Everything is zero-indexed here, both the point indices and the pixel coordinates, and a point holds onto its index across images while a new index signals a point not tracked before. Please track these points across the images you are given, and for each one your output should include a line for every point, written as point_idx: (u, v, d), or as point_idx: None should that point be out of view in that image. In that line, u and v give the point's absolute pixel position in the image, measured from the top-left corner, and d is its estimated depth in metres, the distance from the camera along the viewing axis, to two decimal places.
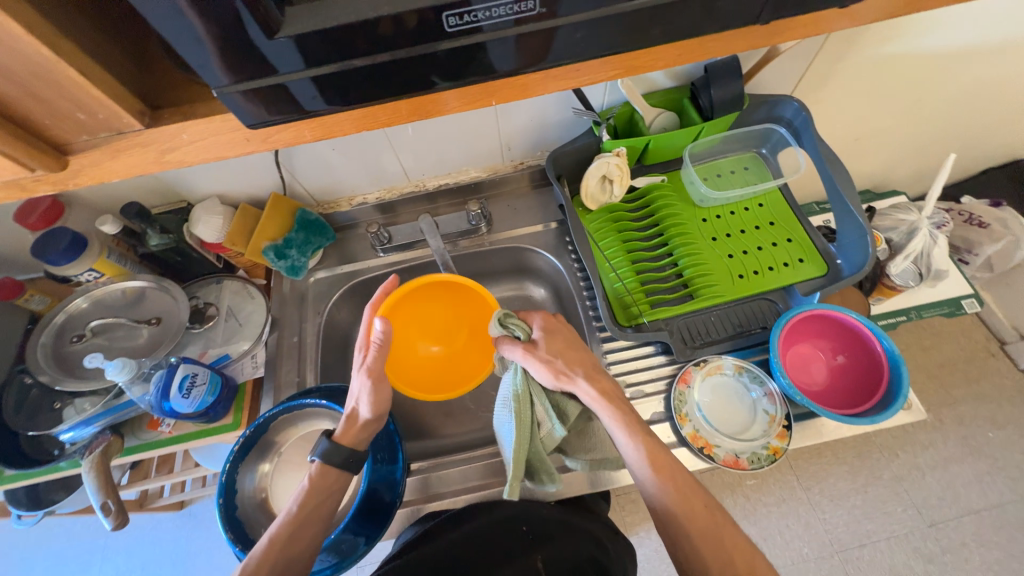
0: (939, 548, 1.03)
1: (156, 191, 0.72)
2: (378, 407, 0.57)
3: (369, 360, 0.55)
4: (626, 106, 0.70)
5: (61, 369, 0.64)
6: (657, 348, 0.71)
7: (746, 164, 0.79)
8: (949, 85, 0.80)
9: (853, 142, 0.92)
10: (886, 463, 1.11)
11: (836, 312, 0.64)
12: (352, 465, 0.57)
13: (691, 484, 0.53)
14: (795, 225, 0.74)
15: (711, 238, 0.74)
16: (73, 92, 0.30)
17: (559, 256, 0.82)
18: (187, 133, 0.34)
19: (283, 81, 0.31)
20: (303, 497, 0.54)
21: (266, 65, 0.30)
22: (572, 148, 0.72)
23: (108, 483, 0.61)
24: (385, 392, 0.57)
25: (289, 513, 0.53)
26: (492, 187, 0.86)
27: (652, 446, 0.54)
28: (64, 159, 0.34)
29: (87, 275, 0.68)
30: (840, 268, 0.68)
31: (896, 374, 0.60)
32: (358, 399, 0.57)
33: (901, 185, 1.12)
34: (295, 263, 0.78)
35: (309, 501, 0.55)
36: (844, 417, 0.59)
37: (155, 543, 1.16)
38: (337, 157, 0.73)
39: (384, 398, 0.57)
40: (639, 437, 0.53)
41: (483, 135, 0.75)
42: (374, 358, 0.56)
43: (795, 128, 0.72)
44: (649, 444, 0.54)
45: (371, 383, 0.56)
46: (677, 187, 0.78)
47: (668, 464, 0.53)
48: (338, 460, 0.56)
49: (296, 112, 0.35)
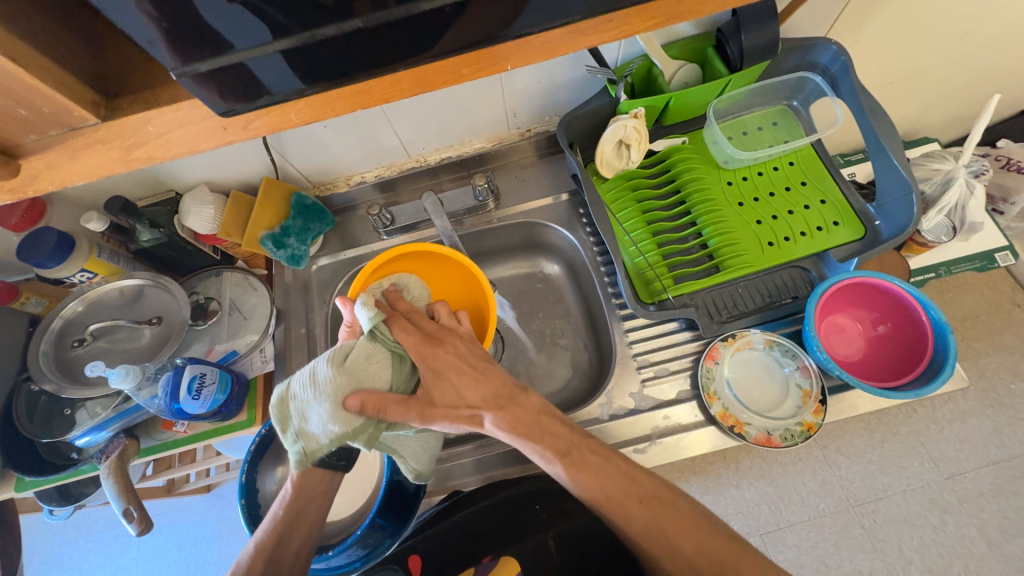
0: (955, 499, 1.00)
1: (141, 182, 0.67)
2: None
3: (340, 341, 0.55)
4: (645, 60, 0.63)
5: (66, 376, 0.61)
6: (681, 324, 0.67)
7: (775, 119, 0.72)
8: (1001, 15, 0.71)
9: (886, 87, 0.84)
10: (904, 419, 1.05)
11: (881, 280, 0.60)
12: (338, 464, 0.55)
13: (617, 474, 0.50)
14: (830, 184, 0.68)
15: (737, 203, 0.69)
16: (9, 85, 0.25)
17: (573, 231, 0.77)
18: (153, 125, 0.30)
19: (242, 60, 0.27)
20: (287, 502, 0.52)
21: (225, 38, 0.26)
22: (585, 112, 0.66)
23: (128, 486, 0.61)
24: None
25: (275, 515, 0.52)
26: (497, 158, 0.80)
27: (565, 445, 0.51)
28: (14, 164, 0.30)
29: (79, 276, 0.65)
30: (879, 230, 0.63)
31: (943, 342, 0.56)
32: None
33: (933, 133, 1.04)
34: (295, 252, 0.73)
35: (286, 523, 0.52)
36: (884, 390, 0.56)
37: (185, 523, 1.20)
38: (329, 135, 0.67)
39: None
40: (550, 448, 0.50)
41: (486, 102, 0.68)
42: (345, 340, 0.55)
43: (831, 75, 0.65)
44: (561, 444, 0.51)
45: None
46: (698, 149, 0.72)
47: (602, 478, 0.50)
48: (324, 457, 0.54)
49: (265, 97, 0.30)
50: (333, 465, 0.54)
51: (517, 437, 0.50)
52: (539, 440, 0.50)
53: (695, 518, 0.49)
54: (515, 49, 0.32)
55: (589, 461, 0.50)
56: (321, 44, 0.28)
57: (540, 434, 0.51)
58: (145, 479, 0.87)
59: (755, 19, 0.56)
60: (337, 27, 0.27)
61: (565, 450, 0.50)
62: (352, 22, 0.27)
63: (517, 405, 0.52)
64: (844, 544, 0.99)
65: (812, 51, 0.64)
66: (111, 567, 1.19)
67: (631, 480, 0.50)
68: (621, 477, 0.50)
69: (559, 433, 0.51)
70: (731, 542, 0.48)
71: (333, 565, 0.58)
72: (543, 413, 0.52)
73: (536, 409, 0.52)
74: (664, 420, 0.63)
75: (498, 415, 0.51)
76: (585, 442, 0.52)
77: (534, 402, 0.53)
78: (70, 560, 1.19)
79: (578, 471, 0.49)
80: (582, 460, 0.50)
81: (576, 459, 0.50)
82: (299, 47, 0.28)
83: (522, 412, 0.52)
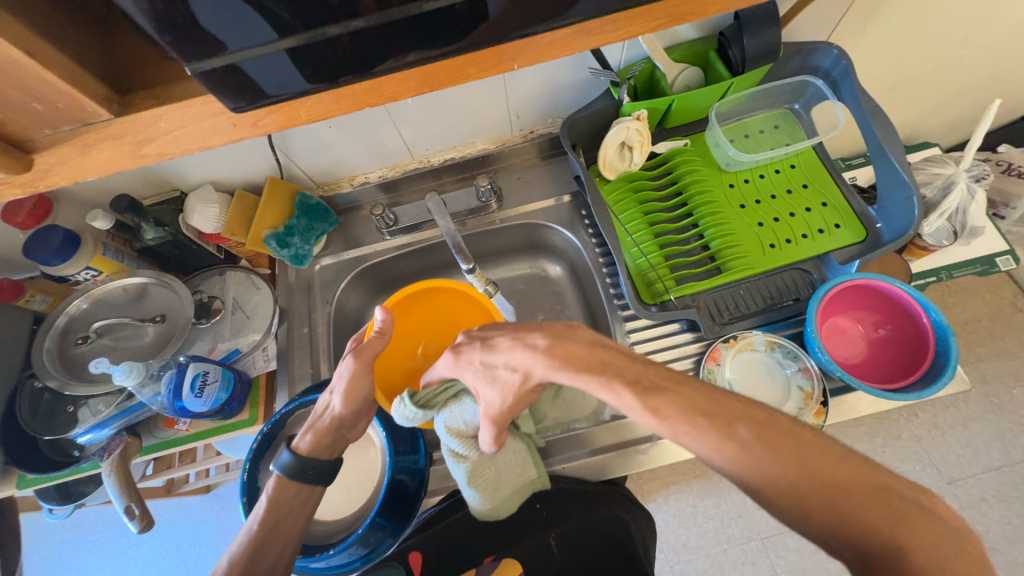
0: (958, 504, 1.00)
1: (148, 181, 0.68)
2: (352, 401, 0.54)
3: (366, 345, 0.55)
4: (648, 63, 0.64)
5: (70, 373, 0.62)
6: (682, 325, 0.67)
7: (776, 122, 0.73)
8: (1002, 20, 0.72)
9: (887, 92, 0.85)
10: (905, 423, 1.06)
11: (882, 282, 0.60)
12: (315, 477, 0.54)
13: (697, 395, 0.41)
14: (832, 187, 0.68)
15: (739, 206, 0.69)
16: (23, 79, 0.26)
17: (575, 232, 0.77)
18: (164, 121, 0.30)
19: (252, 55, 0.28)
20: (263, 516, 0.51)
21: (232, 35, 0.26)
22: (588, 113, 0.67)
23: (130, 484, 0.60)
24: (364, 385, 0.55)
25: (250, 530, 0.51)
26: (500, 159, 0.81)
27: (631, 375, 0.44)
28: (27, 158, 0.30)
29: (84, 274, 0.65)
30: (880, 233, 0.63)
31: (944, 344, 0.56)
32: (333, 390, 0.55)
33: (934, 138, 1.05)
34: (299, 251, 0.74)
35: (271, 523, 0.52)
36: (886, 393, 0.56)
37: (185, 524, 1.20)
38: (335, 135, 0.68)
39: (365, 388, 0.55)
40: (616, 378, 0.43)
41: (490, 103, 0.69)
42: (369, 346, 0.55)
43: (833, 80, 0.66)
44: (627, 373, 0.44)
45: (354, 376, 0.54)
46: (700, 151, 0.72)
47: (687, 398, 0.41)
48: (298, 470, 0.53)
49: (270, 96, 0.31)
50: (308, 480, 0.53)
51: (574, 373, 0.45)
52: (600, 372, 0.44)
53: (798, 434, 0.38)
54: (520, 49, 0.33)
55: (662, 386, 0.42)
56: (325, 43, 0.28)
57: (597, 367, 0.45)
58: (147, 478, 0.87)
59: (758, 23, 0.56)
60: (346, 26, 0.28)
61: (628, 376, 0.44)
62: (359, 22, 0.28)
63: (571, 342, 0.48)
64: None
65: (813, 55, 0.65)
66: (110, 567, 1.18)
67: (713, 403, 0.40)
68: (702, 397, 0.41)
69: (620, 364, 0.45)
70: (843, 457, 0.37)
71: (331, 565, 0.57)
72: (591, 346, 0.47)
73: (587, 343, 0.48)
74: None
75: (543, 355, 0.47)
76: (648, 371, 0.44)
77: (584, 336, 0.49)
78: (70, 560, 1.19)
79: (653, 398, 0.41)
80: (650, 388, 0.42)
81: (648, 386, 0.42)
82: (307, 45, 0.28)
83: (570, 345, 0.47)
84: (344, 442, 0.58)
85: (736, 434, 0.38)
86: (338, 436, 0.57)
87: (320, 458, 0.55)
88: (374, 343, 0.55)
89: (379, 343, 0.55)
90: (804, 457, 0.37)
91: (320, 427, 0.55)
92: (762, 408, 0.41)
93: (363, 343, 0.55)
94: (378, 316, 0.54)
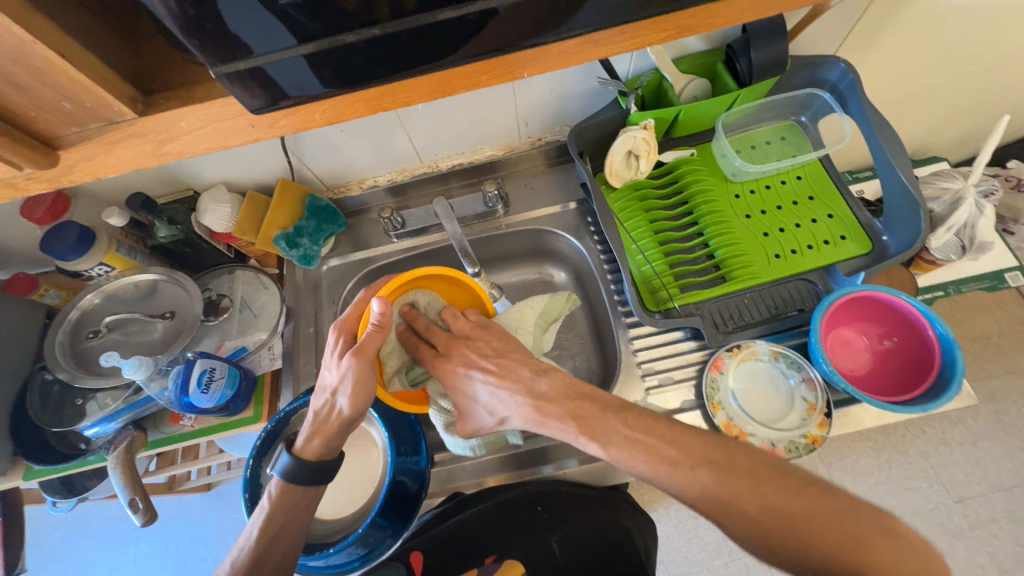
0: (965, 523, 0.98)
1: (163, 180, 0.69)
2: (359, 400, 0.53)
3: (364, 342, 0.52)
4: (656, 74, 0.65)
5: (80, 366, 0.63)
6: (686, 333, 0.68)
7: (783, 134, 0.73)
8: (1010, 37, 0.72)
9: (895, 106, 0.85)
10: (912, 439, 1.05)
11: (886, 294, 0.60)
12: (318, 478, 0.54)
13: (659, 441, 0.45)
14: (838, 199, 0.68)
15: (745, 216, 0.69)
16: (55, 78, 0.27)
17: (581, 238, 0.78)
18: (186, 121, 0.31)
19: (272, 59, 0.29)
20: (264, 521, 0.52)
21: (250, 42, 0.27)
22: (595, 122, 0.68)
23: (135, 478, 0.61)
24: (370, 384, 0.53)
25: (251, 535, 0.52)
26: (508, 165, 0.82)
27: (598, 427, 0.47)
28: (53, 154, 0.31)
29: (98, 269, 0.67)
30: (886, 246, 0.63)
31: (950, 358, 0.56)
32: (336, 390, 0.53)
33: (942, 153, 1.04)
34: (308, 252, 0.75)
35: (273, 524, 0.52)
36: (891, 405, 0.56)
37: (186, 522, 1.20)
38: (346, 139, 0.69)
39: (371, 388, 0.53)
40: (585, 430, 0.47)
41: (499, 110, 0.70)
42: (368, 341, 0.53)
43: (840, 93, 0.66)
44: (593, 423, 0.47)
45: (356, 374, 0.52)
46: (706, 161, 0.73)
47: (642, 445, 0.45)
48: (305, 473, 0.53)
49: (283, 99, 0.32)
50: (310, 480, 0.53)
51: (549, 427, 0.49)
52: (574, 424, 0.47)
53: (757, 472, 0.42)
54: (530, 56, 0.33)
55: (623, 434, 0.46)
56: (340, 48, 0.29)
57: (570, 418, 0.48)
58: (150, 474, 0.87)
59: (765, 37, 0.57)
60: (363, 33, 0.29)
61: (591, 427, 0.47)
62: (376, 29, 0.29)
63: (546, 385, 0.51)
64: None
65: (821, 68, 0.65)
66: (110, 563, 1.19)
67: (677, 447, 0.44)
68: (666, 442, 0.45)
69: (592, 417, 0.48)
70: (801, 488, 0.41)
71: (330, 564, 0.57)
72: (567, 393, 0.50)
73: (561, 389, 0.50)
74: None
75: (522, 408, 0.51)
76: (617, 419, 0.47)
77: (558, 386, 0.51)
78: (71, 554, 1.20)
79: (616, 449, 0.45)
80: (616, 436, 0.46)
81: (607, 437, 0.46)
82: (325, 51, 0.29)
83: (546, 394, 0.51)
84: (346, 436, 0.56)
85: (698, 476, 0.42)
86: (343, 433, 0.55)
87: (324, 458, 0.55)
88: (372, 338, 0.53)
89: (378, 338, 0.52)
90: (761, 493, 0.41)
91: (327, 430, 0.54)
92: (723, 450, 0.44)
93: (361, 340, 0.53)
94: (376, 307, 0.51)
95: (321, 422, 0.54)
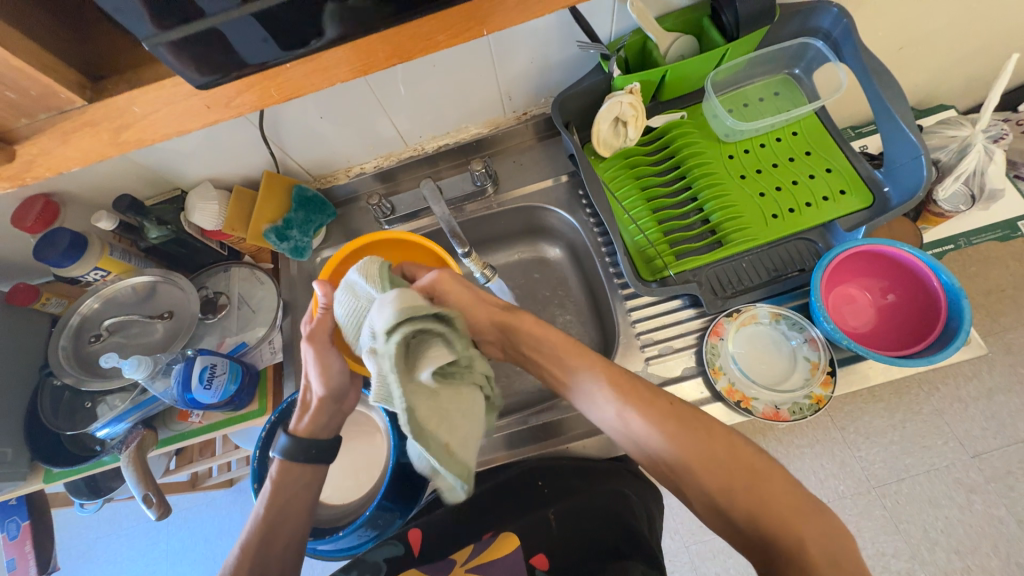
0: (983, 478, 0.97)
1: (147, 180, 0.69)
2: (328, 379, 0.53)
3: (311, 327, 0.52)
4: (638, 33, 0.63)
5: (85, 370, 0.64)
6: (685, 301, 0.66)
7: (776, 89, 0.71)
8: None
9: (896, 53, 0.81)
10: (926, 397, 1.03)
11: (887, 246, 0.58)
12: (316, 456, 0.55)
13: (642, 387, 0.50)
14: (836, 153, 0.66)
15: (740, 176, 0.67)
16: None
17: (573, 212, 0.76)
18: (138, 105, 0.31)
19: (214, 25, 0.27)
20: (267, 499, 0.52)
21: (188, 6, 0.26)
22: (580, 90, 0.66)
23: (147, 475, 0.62)
24: (331, 360, 0.53)
25: (256, 518, 0.52)
26: (495, 143, 0.80)
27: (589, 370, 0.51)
28: (10, 149, 0.31)
29: (94, 274, 0.67)
30: (888, 197, 0.61)
31: (956, 306, 0.54)
32: (308, 375, 0.55)
33: (948, 101, 1.00)
34: (298, 244, 0.74)
35: (275, 508, 0.52)
36: (897, 359, 0.54)
37: (211, 518, 1.23)
38: (327, 126, 0.68)
39: (335, 368, 0.54)
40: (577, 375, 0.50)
41: (479, 84, 0.68)
42: (319, 324, 0.53)
43: (834, 40, 0.63)
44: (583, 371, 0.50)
45: (318, 353, 0.53)
46: (698, 124, 0.71)
47: (628, 387, 0.49)
48: (302, 452, 0.54)
49: (237, 68, 0.31)
50: (312, 461, 0.54)
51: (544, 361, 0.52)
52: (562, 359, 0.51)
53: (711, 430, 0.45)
54: (491, 11, 0.32)
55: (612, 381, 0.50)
56: (286, 6, 0.28)
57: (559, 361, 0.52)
58: (169, 472, 0.89)
59: None
60: None
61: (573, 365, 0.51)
62: None
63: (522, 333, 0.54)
64: (865, 526, 0.98)
65: (813, 15, 0.62)
66: (142, 559, 1.23)
67: (653, 390, 0.48)
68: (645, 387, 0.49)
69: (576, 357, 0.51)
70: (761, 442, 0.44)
71: (341, 547, 0.60)
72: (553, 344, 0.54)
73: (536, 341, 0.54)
74: None
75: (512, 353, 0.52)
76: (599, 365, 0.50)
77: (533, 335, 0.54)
78: (105, 553, 1.25)
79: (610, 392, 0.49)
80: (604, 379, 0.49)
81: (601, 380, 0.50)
82: (270, 10, 0.28)
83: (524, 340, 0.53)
84: (337, 415, 0.57)
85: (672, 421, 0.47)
86: (331, 413, 0.57)
87: (319, 437, 0.56)
88: (322, 322, 0.53)
89: (328, 319, 0.53)
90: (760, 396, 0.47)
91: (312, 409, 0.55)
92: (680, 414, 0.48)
93: (311, 326, 0.53)
94: (318, 291, 0.51)
95: (305, 405, 0.56)
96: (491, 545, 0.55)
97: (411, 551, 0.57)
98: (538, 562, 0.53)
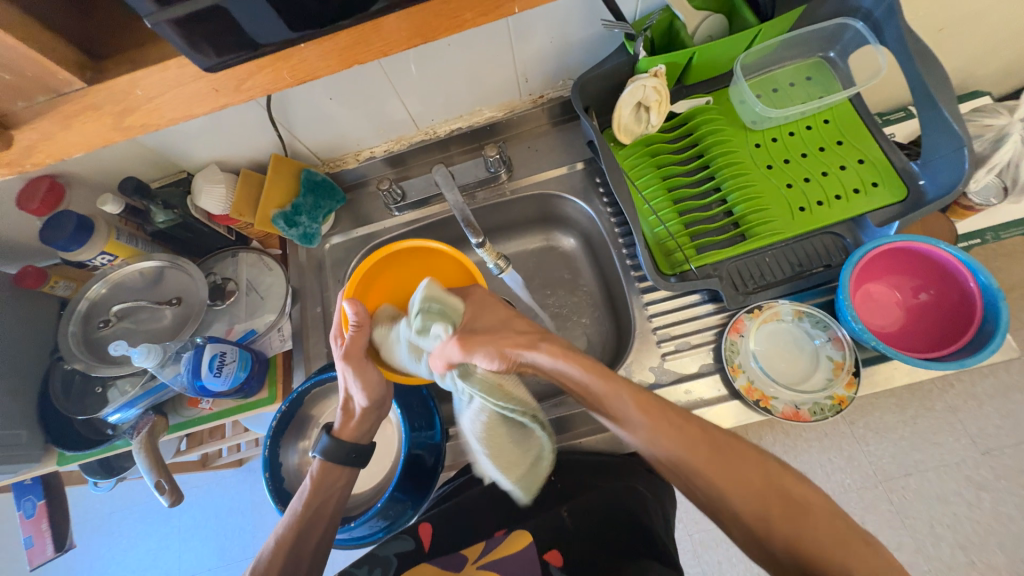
0: (993, 475, 0.96)
1: (152, 163, 0.67)
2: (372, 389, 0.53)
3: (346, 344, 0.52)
4: (666, 13, 0.59)
5: (94, 355, 0.64)
6: (704, 296, 0.64)
7: (808, 74, 0.67)
8: None
9: (936, 36, 0.76)
10: (940, 394, 1.01)
11: (923, 243, 0.55)
12: (354, 459, 0.55)
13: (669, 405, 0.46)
14: (870, 144, 0.63)
15: (766, 166, 0.64)
16: None
17: (589, 202, 0.74)
18: (142, 88, 0.29)
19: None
20: (307, 497, 0.53)
21: None
22: (601, 72, 0.62)
23: (159, 461, 0.62)
24: (373, 372, 0.53)
25: (295, 513, 0.52)
26: (510, 128, 0.77)
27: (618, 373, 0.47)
28: (9, 135, 0.29)
29: (100, 258, 0.66)
30: (923, 191, 0.58)
31: (993, 310, 0.52)
32: (349, 388, 0.54)
33: (985, 87, 0.95)
34: (307, 230, 0.73)
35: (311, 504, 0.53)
36: (926, 362, 0.52)
37: (221, 495, 1.26)
38: (338, 108, 0.65)
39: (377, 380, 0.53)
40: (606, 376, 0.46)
41: (495, 64, 0.64)
42: (353, 342, 0.53)
43: (874, 21, 0.59)
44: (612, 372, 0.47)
45: (357, 369, 0.53)
46: (723, 109, 0.67)
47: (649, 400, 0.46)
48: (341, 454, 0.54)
49: (246, 48, 0.29)
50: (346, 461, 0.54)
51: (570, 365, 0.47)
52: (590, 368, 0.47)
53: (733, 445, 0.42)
54: None
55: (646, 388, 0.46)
56: None
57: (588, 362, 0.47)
58: (180, 454, 0.90)
59: None
60: None
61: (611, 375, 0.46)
62: None
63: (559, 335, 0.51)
64: (870, 520, 0.98)
65: None
66: (155, 532, 1.26)
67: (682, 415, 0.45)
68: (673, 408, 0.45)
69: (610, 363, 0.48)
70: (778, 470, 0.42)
71: (354, 536, 0.60)
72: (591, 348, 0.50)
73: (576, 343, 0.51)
74: (685, 395, 0.61)
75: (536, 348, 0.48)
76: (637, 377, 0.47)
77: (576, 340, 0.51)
78: (119, 526, 1.28)
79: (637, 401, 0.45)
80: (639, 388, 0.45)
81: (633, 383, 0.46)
82: None
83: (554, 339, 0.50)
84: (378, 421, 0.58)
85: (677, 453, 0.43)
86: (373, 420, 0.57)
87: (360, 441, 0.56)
88: (357, 338, 0.53)
89: (362, 336, 0.52)
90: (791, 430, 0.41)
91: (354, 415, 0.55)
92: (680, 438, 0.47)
93: (346, 343, 0.53)
94: (349, 310, 0.51)
95: (349, 412, 0.56)
96: (503, 542, 0.55)
97: (422, 547, 0.57)
98: (552, 558, 0.53)
